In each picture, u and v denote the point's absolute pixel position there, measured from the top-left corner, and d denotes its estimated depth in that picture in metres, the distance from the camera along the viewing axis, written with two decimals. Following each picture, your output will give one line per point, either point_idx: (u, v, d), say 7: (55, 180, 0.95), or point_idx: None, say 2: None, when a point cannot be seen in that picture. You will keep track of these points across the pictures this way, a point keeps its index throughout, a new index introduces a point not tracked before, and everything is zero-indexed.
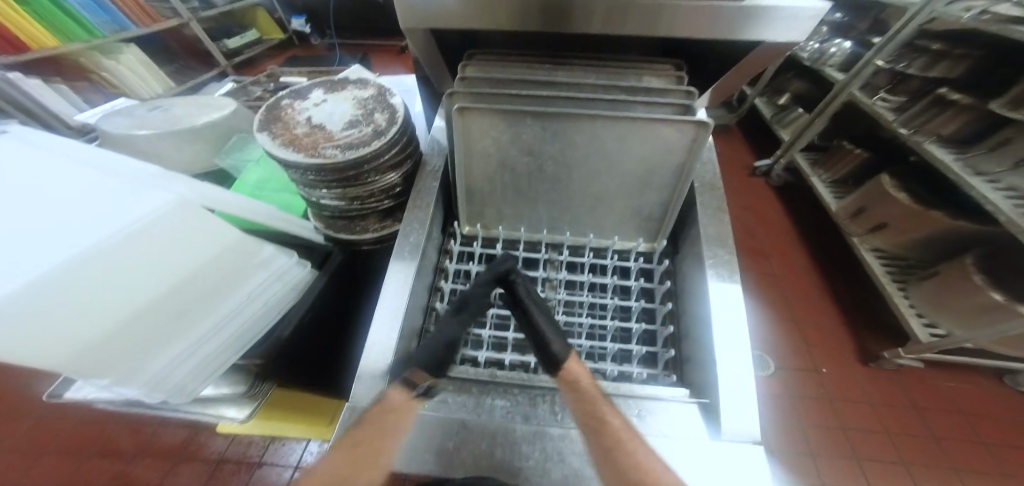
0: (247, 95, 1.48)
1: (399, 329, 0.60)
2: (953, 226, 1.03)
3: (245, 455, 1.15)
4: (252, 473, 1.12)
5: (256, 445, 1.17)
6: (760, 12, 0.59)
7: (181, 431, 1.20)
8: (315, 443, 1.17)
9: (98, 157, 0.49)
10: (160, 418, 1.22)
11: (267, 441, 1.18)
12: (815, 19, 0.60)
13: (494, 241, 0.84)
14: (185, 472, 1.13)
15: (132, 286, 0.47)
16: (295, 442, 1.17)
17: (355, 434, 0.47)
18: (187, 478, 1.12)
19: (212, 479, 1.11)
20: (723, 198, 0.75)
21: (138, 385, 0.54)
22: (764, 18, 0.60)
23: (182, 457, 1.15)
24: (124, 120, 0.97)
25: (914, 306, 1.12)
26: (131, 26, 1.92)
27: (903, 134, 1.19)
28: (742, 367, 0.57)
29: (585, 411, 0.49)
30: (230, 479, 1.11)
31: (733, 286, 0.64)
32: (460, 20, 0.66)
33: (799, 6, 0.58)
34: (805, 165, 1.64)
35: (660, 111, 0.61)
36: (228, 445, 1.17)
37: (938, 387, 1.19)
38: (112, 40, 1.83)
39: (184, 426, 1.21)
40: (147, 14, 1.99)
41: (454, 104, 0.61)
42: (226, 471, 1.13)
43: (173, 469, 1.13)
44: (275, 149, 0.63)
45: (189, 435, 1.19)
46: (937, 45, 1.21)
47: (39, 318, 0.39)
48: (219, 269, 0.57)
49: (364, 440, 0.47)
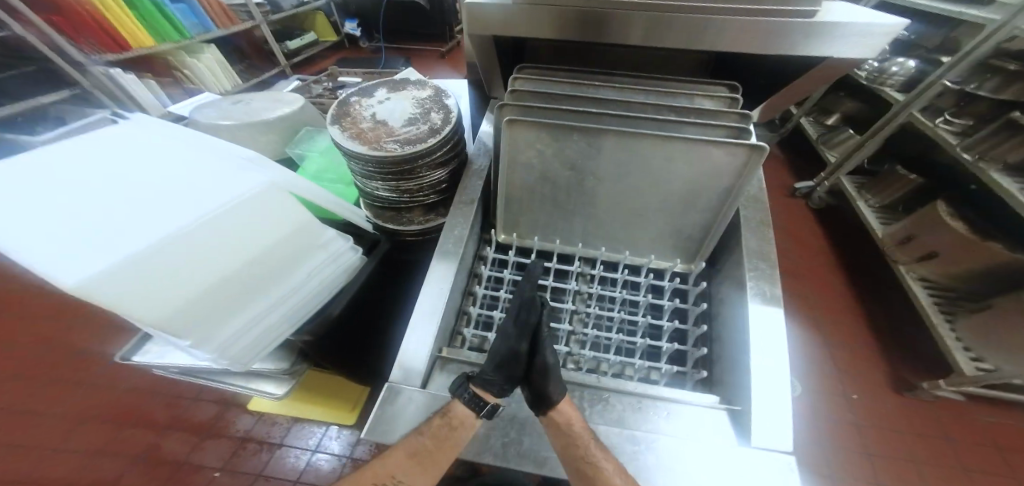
0: (309, 92, 1.60)
1: (441, 316, 0.64)
2: (1010, 259, 0.96)
3: (267, 435, 1.20)
4: (271, 453, 1.17)
5: (279, 426, 1.22)
6: (831, 29, 0.59)
7: (211, 409, 1.27)
8: (335, 428, 1.21)
9: (215, 152, 0.61)
10: (197, 393, 1.30)
11: (291, 422, 1.22)
12: (887, 38, 0.60)
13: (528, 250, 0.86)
14: (212, 448, 1.19)
15: (222, 252, 0.52)
16: (317, 426, 1.22)
17: (416, 441, 0.52)
18: (214, 453, 1.17)
19: (235, 455, 1.17)
20: (766, 213, 0.76)
21: (210, 348, 0.56)
22: (827, 35, 0.60)
23: (210, 432, 1.22)
24: (212, 111, 1.08)
25: (960, 338, 1.06)
26: (213, 28, 2.15)
27: (966, 159, 1.12)
28: (775, 381, 0.57)
29: (572, 455, 0.51)
30: (250, 457, 1.16)
31: (773, 305, 0.64)
32: (519, 27, 0.69)
33: (865, 24, 0.58)
34: (852, 189, 1.56)
35: (709, 133, 0.62)
36: (254, 424, 1.23)
37: (989, 424, 1.11)
38: (196, 40, 2.07)
39: (215, 403, 1.28)
40: (228, 17, 2.22)
41: (504, 117, 0.65)
42: (249, 449, 1.18)
43: (201, 443, 1.19)
44: (343, 140, 0.70)
45: (219, 413, 1.26)
46: (1012, 66, 1.09)
47: (137, 275, 0.44)
48: (292, 245, 0.63)
49: (428, 451, 0.52)
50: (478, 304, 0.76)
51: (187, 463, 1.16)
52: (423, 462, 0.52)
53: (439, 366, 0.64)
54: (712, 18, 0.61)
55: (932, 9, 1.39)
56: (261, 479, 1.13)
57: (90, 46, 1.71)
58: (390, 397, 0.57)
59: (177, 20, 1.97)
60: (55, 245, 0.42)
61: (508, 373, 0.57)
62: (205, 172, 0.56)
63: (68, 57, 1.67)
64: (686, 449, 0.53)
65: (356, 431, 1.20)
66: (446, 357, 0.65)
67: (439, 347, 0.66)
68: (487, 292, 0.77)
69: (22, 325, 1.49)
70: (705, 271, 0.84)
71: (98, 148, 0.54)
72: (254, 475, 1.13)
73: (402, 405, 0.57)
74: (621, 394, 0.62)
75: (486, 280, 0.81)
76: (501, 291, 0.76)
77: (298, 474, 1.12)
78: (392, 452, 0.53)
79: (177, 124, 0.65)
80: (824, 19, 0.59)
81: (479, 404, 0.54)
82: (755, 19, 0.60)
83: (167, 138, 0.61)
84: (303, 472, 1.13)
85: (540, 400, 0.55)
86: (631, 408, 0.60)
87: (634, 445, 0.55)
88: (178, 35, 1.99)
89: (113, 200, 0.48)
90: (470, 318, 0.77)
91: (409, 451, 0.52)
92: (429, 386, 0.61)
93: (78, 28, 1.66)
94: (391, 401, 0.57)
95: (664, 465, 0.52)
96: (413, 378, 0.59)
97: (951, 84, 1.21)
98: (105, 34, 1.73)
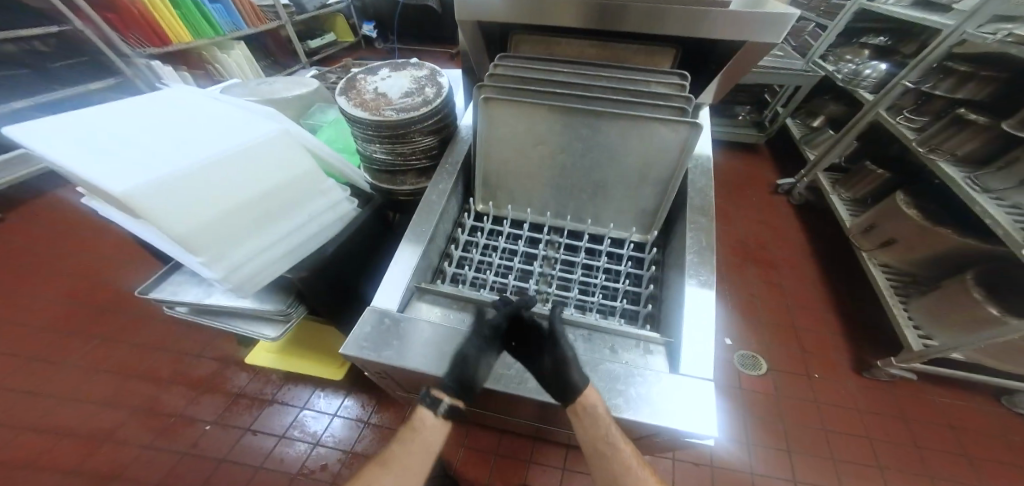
0: (325, 81, 1.75)
1: (424, 248, 0.75)
2: (958, 242, 1.11)
3: (260, 392, 1.27)
4: (262, 409, 1.23)
5: (273, 384, 1.29)
6: (767, 19, 0.69)
7: (210, 366, 1.33)
8: (325, 401, 1.26)
9: (240, 112, 0.75)
10: (198, 351, 1.36)
11: (283, 381, 1.30)
12: (788, 27, 0.70)
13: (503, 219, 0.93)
14: (207, 403, 1.24)
15: (240, 183, 0.65)
16: (306, 387, 1.28)
17: (386, 451, 0.60)
18: (210, 407, 1.23)
19: (228, 411, 1.23)
20: (711, 179, 0.86)
21: (221, 268, 0.65)
22: (746, 23, 0.71)
23: (208, 387, 1.28)
24: (239, 90, 1.22)
25: (912, 318, 1.19)
26: (244, 28, 2.36)
27: (920, 152, 1.24)
28: (700, 319, 0.65)
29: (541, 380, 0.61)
30: (243, 412, 1.22)
31: (708, 258, 0.73)
32: (500, 16, 0.81)
33: (774, 14, 0.68)
34: (827, 184, 1.71)
35: (659, 113, 0.73)
36: (249, 382, 1.30)
37: (930, 400, 1.21)
38: (229, 37, 2.27)
39: (215, 361, 1.34)
40: (256, 16, 2.42)
41: (481, 95, 0.76)
42: (241, 405, 1.24)
43: (199, 397, 1.25)
44: (350, 107, 0.82)
45: (217, 371, 1.32)
46: (964, 67, 1.20)
47: (173, 189, 0.56)
48: (298, 187, 0.75)
49: (394, 458, 0.58)
50: (454, 264, 0.84)
51: (183, 415, 1.21)
52: (392, 469, 0.57)
53: (417, 296, 0.73)
54: (656, 9, 0.73)
55: (902, 16, 1.49)
56: (249, 433, 1.18)
57: (137, 40, 1.93)
58: (371, 320, 0.65)
59: (214, 20, 2.18)
60: (118, 165, 0.55)
61: (462, 379, 0.58)
62: (233, 123, 0.70)
63: (117, 49, 1.89)
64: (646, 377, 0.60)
65: (345, 389, 1.28)
66: (423, 289, 0.73)
67: (419, 281, 0.75)
68: (463, 255, 0.85)
69: (33, 282, 1.56)
70: (660, 241, 0.90)
71: (148, 112, 0.69)
72: (243, 430, 1.19)
73: (382, 327, 0.64)
74: (574, 327, 0.71)
75: (462, 245, 0.87)
76: (475, 253, 0.84)
77: (284, 429, 1.19)
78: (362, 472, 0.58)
79: (210, 96, 0.80)
80: (761, 9, 0.69)
81: (438, 403, 0.59)
82: (689, 9, 0.71)
83: (199, 103, 0.76)
84: (289, 428, 1.20)
85: (563, 390, 0.58)
86: (582, 338, 0.69)
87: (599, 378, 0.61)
88: (212, 32, 2.19)
89: (162, 141, 0.62)
90: (446, 276, 0.83)
91: (380, 461, 0.59)
92: (408, 310, 0.71)
93: (130, 25, 1.90)
94: (371, 322, 0.65)
95: (636, 403, 0.57)
96: (390, 302, 0.68)
97: (912, 85, 1.33)
98: (151, 32, 1.95)
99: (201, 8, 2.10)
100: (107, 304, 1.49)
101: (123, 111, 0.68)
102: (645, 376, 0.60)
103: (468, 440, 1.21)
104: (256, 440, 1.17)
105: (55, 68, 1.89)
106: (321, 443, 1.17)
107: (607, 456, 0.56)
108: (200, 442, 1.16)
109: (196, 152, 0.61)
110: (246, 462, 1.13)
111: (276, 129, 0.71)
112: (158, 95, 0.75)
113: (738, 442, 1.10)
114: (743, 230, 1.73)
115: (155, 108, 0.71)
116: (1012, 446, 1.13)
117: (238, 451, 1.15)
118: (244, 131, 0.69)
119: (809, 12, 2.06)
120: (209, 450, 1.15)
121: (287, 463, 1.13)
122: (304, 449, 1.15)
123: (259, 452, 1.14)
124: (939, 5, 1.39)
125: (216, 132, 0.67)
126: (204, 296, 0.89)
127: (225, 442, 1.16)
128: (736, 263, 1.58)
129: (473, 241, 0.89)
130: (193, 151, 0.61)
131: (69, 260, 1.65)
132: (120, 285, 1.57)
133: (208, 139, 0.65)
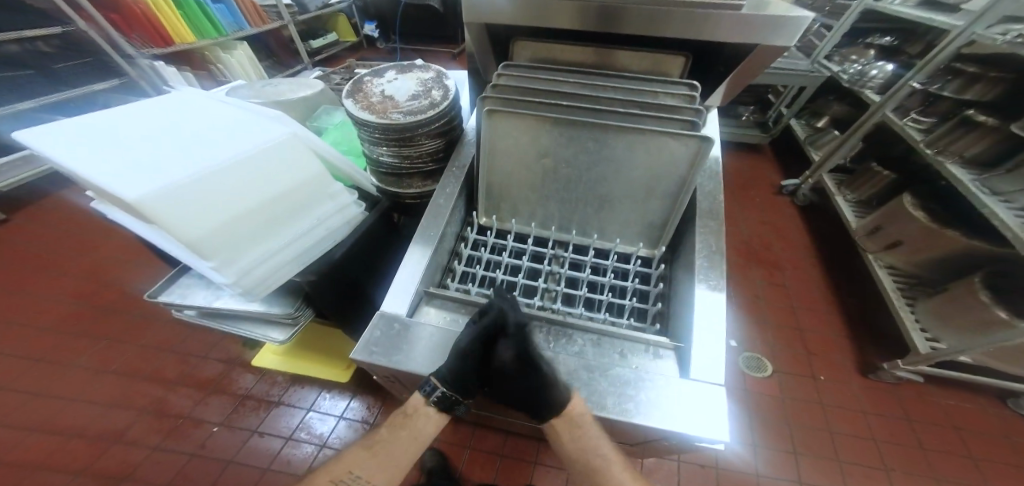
0: (329, 83, 1.76)
1: (433, 250, 0.75)
2: (966, 244, 1.12)
3: (267, 393, 1.27)
4: (268, 411, 1.23)
5: (279, 386, 1.29)
6: (775, 22, 0.69)
7: (217, 367, 1.33)
8: (330, 402, 1.26)
9: (251, 115, 0.76)
10: (205, 352, 1.37)
11: (289, 382, 1.30)
12: (798, 33, 0.70)
13: (506, 233, 0.92)
14: (215, 404, 1.24)
15: (251, 188, 0.65)
16: (312, 389, 1.29)
17: (371, 437, 0.63)
18: (217, 408, 1.23)
19: (235, 412, 1.23)
20: (719, 183, 0.86)
21: (231, 272, 0.65)
22: (756, 27, 0.71)
23: (215, 389, 1.28)
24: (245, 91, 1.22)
25: (918, 321, 1.19)
26: (247, 28, 2.37)
27: (927, 153, 1.24)
28: (713, 325, 0.65)
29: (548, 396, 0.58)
30: (249, 414, 1.22)
31: (717, 266, 0.72)
32: (507, 18, 0.80)
33: (784, 18, 0.68)
34: (832, 185, 1.71)
35: (668, 126, 0.72)
36: (255, 383, 1.30)
37: (935, 401, 1.21)
38: (231, 37, 2.27)
39: (221, 362, 1.34)
40: (259, 16, 2.43)
41: (485, 106, 0.75)
42: (248, 406, 1.24)
43: (205, 399, 1.25)
44: (355, 110, 0.81)
45: (224, 372, 1.32)
46: (970, 69, 1.21)
47: (186, 196, 0.56)
48: (308, 191, 0.75)
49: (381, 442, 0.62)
50: (457, 279, 0.82)
51: (190, 416, 1.21)
52: (377, 457, 0.61)
53: (426, 301, 0.73)
54: (664, 12, 0.72)
55: (908, 17, 1.48)
56: (256, 435, 1.18)
57: (140, 40, 1.94)
58: (381, 323, 0.65)
59: (217, 20, 2.18)
60: (132, 171, 0.55)
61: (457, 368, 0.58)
62: (246, 127, 0.71)
63: (120, 50, 1.90)
64: (659, 387, 0.59)
65: (351, 391, 1.28)
66: (431, 294, 0.73)
67: (426, 286, 0.75)
68: (466, 269, 0.83)
69: (38, 284, 1.55)
70: (666, 256, 0.89)
71: (160, 115, 0.69)
72: (250, 432, 1.19)
73: (392, 331, 0.64)
74: (582, 332, 0.70)
75: (464, 259, 0.86)
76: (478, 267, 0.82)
77: (291, 431, 1.19)
78: (346, 453, 0.63)
79: (219, 98, 0.80)
80: (768, 11, 0.69)
81: (433, 392, 0.60)
82: (697, 13, 0.71)
83: (209, 106, 0.76)
84: (296, 429, 1.20)
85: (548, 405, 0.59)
86: (590, 343, 0.68)
87: (613, 386, 0.60)
88: (215, 32, 2.19)
89: (173, 145, 0.62)
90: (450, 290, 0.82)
91: (364, 446, 0.63)
92: (417, 315, 0.71)
93: (133, 26, 1.90)
94: (381, 326, 0.65)
95: (646, 405, 0.57)
96: (401, 308, 0.68)
97: (919, 85, 1.33)
98: (155, 33, 1.96)
99: (205, 10, 2.11)
100: (114, 305, 1.49)
101: (137, 114, 0.68)
102: (653, 379, 0.60)
103: (472, 442, 1.22)
104: (263, 442, 1.17)
105: (60, 69, 1.89)
106: (327, 445, 1.17)
107: (592, 465, 0.62)
108: (208, 443, 1.16)
109: (210, 157, 0.61)
110: (252, 464, 1.13)
111: (287, 132, 0.71)
112: (170, 97, 0.76)
113: (745, 446, 1.10)
114: (747, 231, 1.73)
115: (170, 111, 0.71)
116: (1018, 448, 1.13)
117: (245, 453, 1.15)
118: (256, 135, 0.69)
119: (813, 12, 2.05)
120: (216, 452, 1.15)
121: (294, 465, 1.13)
122: (311, 451, 1.16)
123: (265, 454, 1.15)
124: (946, 5, 1.38)
125: (228, 137, 0.67)
126: (212, 299, 0.89)
127: (233, 443, 1.16)
128: (741, 263, 1.58)
129: (476, 255, 0.88)
130: (205, 156, 0.61)
131: (72, 261, 1.65)
132: (126, 285, 1.57)
133: (220, 143, 0.65)
